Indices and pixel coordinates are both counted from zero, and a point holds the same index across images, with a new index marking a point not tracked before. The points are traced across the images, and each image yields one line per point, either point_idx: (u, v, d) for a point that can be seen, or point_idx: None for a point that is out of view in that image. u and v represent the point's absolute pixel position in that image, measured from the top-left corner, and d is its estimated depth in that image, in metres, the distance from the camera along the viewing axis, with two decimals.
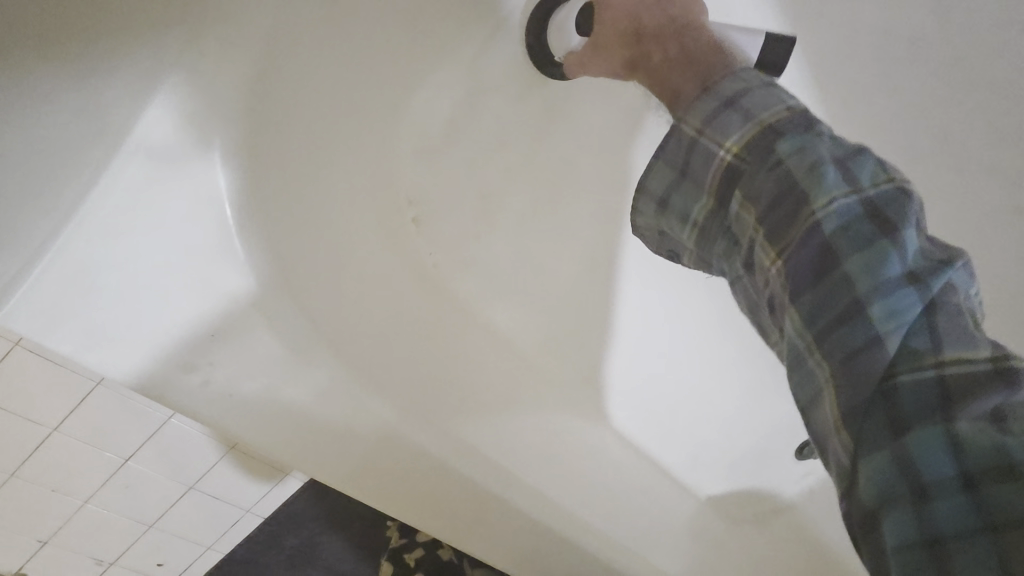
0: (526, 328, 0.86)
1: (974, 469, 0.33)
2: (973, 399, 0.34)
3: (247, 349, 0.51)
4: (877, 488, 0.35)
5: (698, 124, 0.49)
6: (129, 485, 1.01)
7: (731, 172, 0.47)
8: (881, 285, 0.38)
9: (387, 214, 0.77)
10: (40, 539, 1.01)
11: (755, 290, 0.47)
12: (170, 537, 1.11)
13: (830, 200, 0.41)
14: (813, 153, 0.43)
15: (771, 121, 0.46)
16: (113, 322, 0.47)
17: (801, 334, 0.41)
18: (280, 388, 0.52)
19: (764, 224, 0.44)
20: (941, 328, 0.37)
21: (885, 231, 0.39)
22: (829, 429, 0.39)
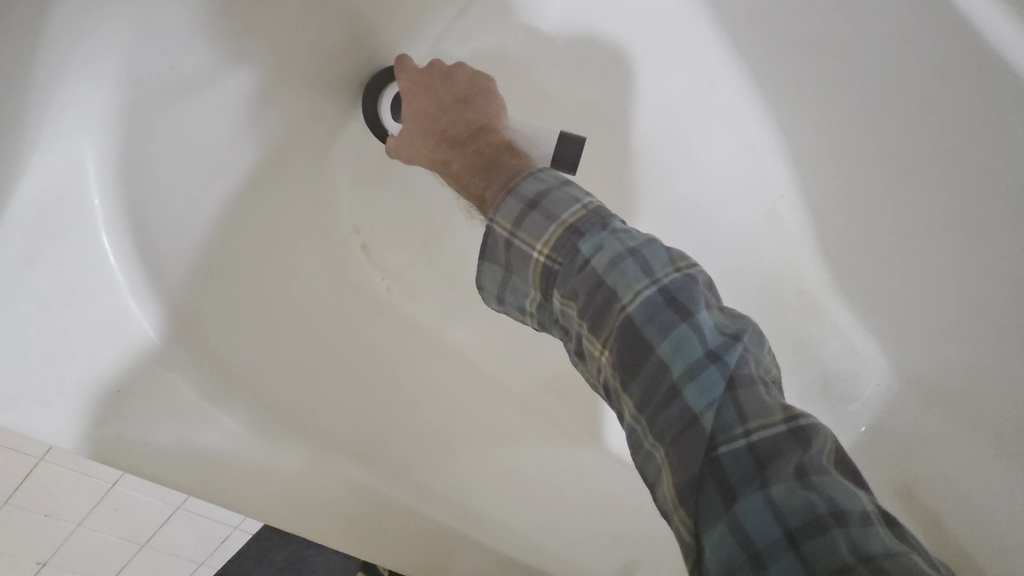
0: (487, 347, 0.84)
1: (795, 529, 0.36)
2: (783, 460, 0.38)
3: (162, 400, 0.53)
4: (721, 564, 0.37)
5: (509, 227, 0.48)
6: (119, 509, 0.89)
7: (546, 271, 0.47)
8: (691, 368, 0.42)
9: (333, 245, 0.78)
10: (39, 562, 0.93)
11: (592, 376, 0.48)
12: (167, 554, 1.02)
13: (635, 294, 0.44)
14: (611, 250, 0.46)
15: (571, 221, 0.47)
16: (21, 385, 0.48)
17: (636, 419, 0.43)
18: (195, 435, 0.53)
19: (589, 318, 0.45)
20: (744, 400, 0.41)
21: (683, 315, 0.44)
22: (670, 510, 0.40)
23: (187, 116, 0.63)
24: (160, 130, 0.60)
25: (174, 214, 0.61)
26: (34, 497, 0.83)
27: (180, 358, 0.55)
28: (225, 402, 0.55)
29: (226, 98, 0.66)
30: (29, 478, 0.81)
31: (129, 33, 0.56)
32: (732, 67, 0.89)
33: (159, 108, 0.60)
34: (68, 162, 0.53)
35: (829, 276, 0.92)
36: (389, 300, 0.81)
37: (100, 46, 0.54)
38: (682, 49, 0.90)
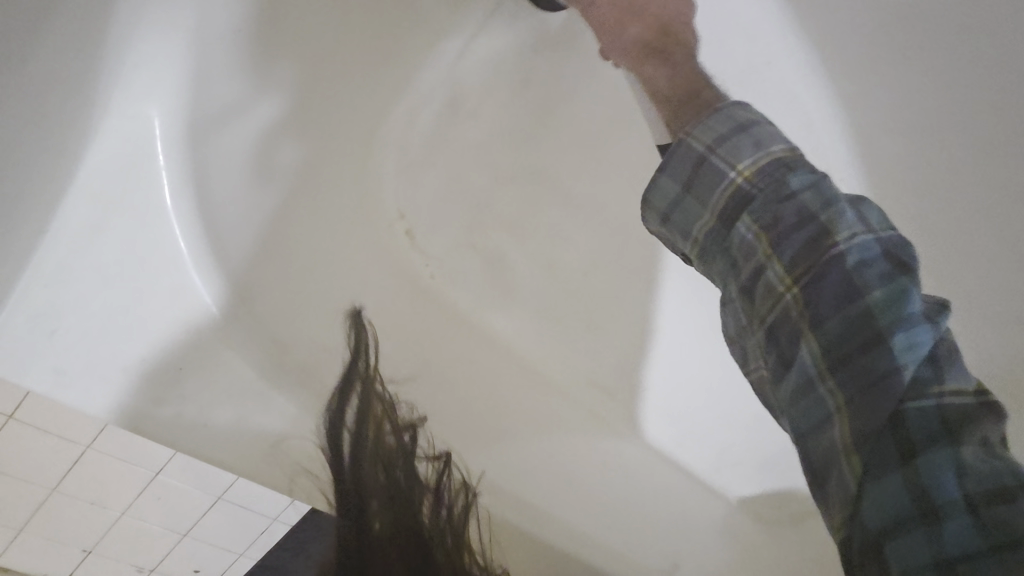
0: (532, 337, 0.82)
1: (982, 496, 0.28)
2: (977, 429, 0.29)
3: (219, 384, 0.55)
4: (882, 516, 0.30)
5: (710, 143, 0.41)
6: (164, 496, 0.89)
7: (735, 195, 0.39)
8: (902, 317, 0.32)
9: (377, 231, 0.77)
10: (84, 550, 0.94)
11: (745, 318, 0.39)
12: (205, 546, 1.00)
13: (850, 232, 0.35)
14: (828, 187, 0.36)
15: (784, 156, 0.39)
16: (79, 364, 0.48)
17: (812, 359, 0.34)
18: (250, 417, 0.55)
19: (774, 245, 0.37)
20: (952, 363, 0.31)
21: (901, 266, 0.33)
22: (834, 459, 0.33)
23: (224, 125, 0.62)
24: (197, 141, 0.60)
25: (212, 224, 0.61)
26: (83, 483, 0.84)
27: (235, 343, 0.58)
28: None
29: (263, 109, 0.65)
30: (78, 464, 0.81)
31: (190, 26, 0.59)
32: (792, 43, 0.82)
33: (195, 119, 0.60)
34: (123, 144, 0.55)
35: None
36: (435, 289, 0.79)
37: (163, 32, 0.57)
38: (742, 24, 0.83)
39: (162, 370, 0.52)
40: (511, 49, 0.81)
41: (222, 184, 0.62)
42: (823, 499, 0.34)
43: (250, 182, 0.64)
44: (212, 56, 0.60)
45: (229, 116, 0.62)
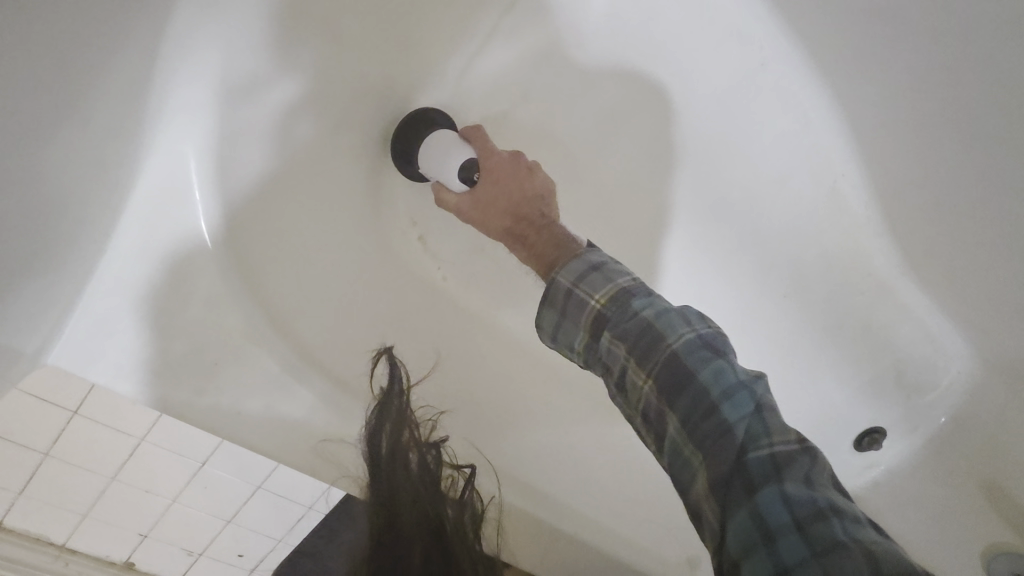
0: (539, 332, 0.87)
1: (802, 516, 0.39)
2: (795, 465, 0.41)
3: (248, 373, 0.58)
4: (740, 544, 0.41)
5: (572, 280, 0.53)
6: (208, 486, 0.98)
7: (597, 317, 0.51)
8: (725, 391, 0.44)
9: (392, 239, 0.83)
10: (140, 533, 1.03)
11: (628, 407, 0.51)
12: (250, 530, 1.10)
13: (679, 336, 0.48)
14: (659, 304, 0.50)
15: (624, 284, 0.52)
16: (99, 347, 0.51)
17: (676, 433, 0.46)
18: (279, 406, 0.58)
19: (633, 351, 0.48)
20: (771, 420, 0.44)
21: (717, 351, 0.47)
22: (702, 505, 0.44)
23: (240, 119, 0.65)
24: (215, 133, 0.62)
25: (230, 212, 0.63)
26: (139, 472, 0.93)
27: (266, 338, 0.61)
28: (300, 379, 0.60)
29: (276, 101, 0.68)
30: (133, 457, 0.91)
31: (225, 24, 0.60)
32: (789, 49, 0.87)
33: (215, 112, 0.62)
34: (175, 159, 0.59)
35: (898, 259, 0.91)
36: (447, 290, 0.85)
37: (196, 47, 0.59)
38: (732, 30, 0.87)
39: (199, 365, 0.55)
40: (513, 63, 0.86)
41: (237, 176, 0.65)
42: (704, 535, 0.45)
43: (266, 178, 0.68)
44: (236, 52, 0.62)
45: (243, 118, 0.65)
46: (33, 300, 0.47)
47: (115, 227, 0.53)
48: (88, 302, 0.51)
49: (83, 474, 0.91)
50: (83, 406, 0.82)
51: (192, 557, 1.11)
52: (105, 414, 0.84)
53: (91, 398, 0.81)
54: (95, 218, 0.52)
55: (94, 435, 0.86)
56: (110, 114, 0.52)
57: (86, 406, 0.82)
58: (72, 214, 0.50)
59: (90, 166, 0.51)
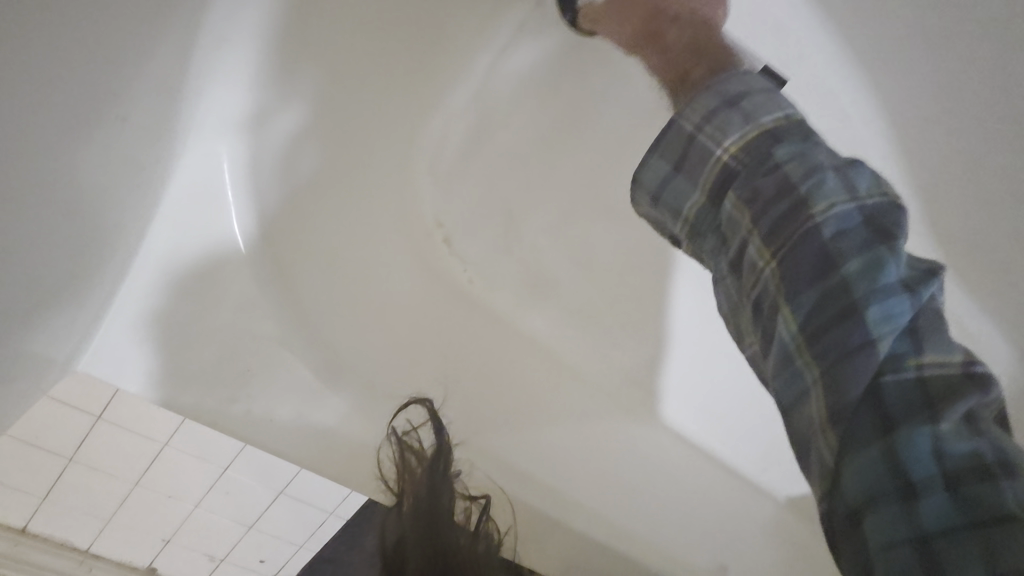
0: (567, 337, 0.85)
1: (955, 470, 0.27)
2: (958, 399, 0.28)
3: (280, 380, 0.57)
4: (858, 490, 0.29)
5: (697, 122, 0.40)
6: (230, 491, 0.96)
7: (722, 172, 0.38)
8: (880, 291, 0.31)
9: (417, 239, 0.81)
10: (164, 538, 1.01)
11: (736, 296, 0.38)
12: (271, 536, 1.07)
13: (829, 203, 0.33)
14: (812, 157, 0.35)
15: (772, 124, 0.37)
16: (127, 355, 0.50)
17: (792, 337, 0.33)
18: (311, 414, 0.56)
19: (754, 216, 0.36)
20: (924, 332, 0.30)
21: (881, 235, 0.32)
22: (811, 436, 0.32)
23: (260, 136, 0.67)
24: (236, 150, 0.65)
25: (255, 224, 0.65)
26: (161, 478, 0.92)
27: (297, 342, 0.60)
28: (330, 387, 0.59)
29: (297, 112, 0.69)
30: (154, 465, 0.90)
31: (249, 47, 0.64)
32: (828, 35, 0.83)
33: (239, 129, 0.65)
34: (195, 168, 0.62)
35: None
36: (473, 293, 0.83)
37: (226, 67, 0.63)
38: (768, 20, 0.84)
39: (230, 372, 0.55)
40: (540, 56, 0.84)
41: (259, 187, 0.67)
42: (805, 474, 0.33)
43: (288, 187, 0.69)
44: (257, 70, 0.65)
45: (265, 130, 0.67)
46: (75, 305, 0.48)
47: (148, 231, 0.55)
48: (128, 307, 0.52)
49: (106, 480, 0.89)
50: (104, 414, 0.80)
51: (214, 564, 1.07)
52: (128, 420, 0.82)
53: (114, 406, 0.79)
54: (132, 221, 0.53)
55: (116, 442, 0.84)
56: (153, 124, 0.54)
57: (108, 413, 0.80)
58: (117, 219, 0.51)
59: (136, 171, 0.53)
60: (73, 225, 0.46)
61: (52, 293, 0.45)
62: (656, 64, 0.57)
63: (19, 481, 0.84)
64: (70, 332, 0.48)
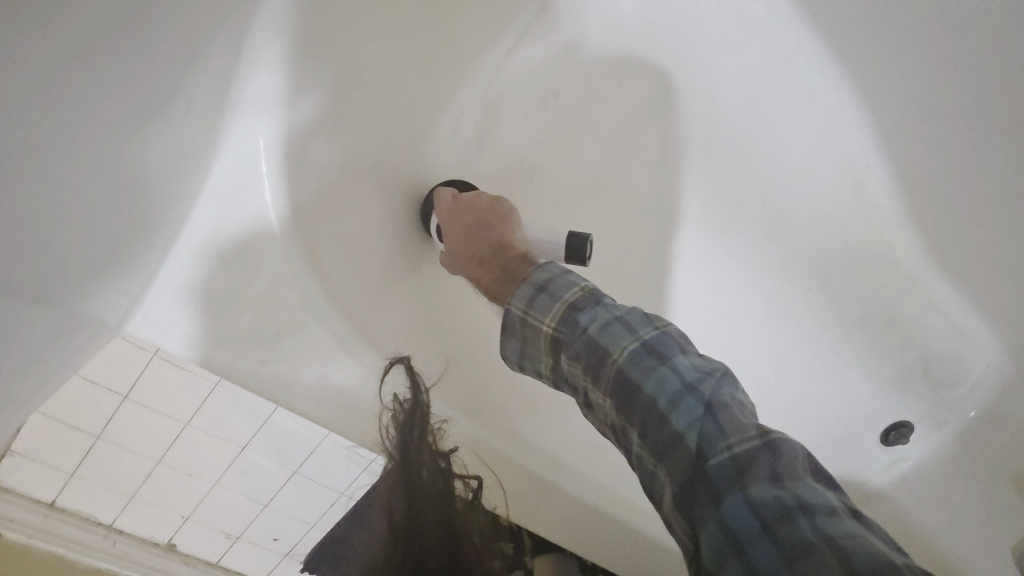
0: None
1: (768, 519, 0.38)
2: (756, 464, 0.40)
3: (305, 344, 0.62)
4: (714, 558, 0.39)
5: (523, 308, 0.56)
6: (247, 469, 0.93)
7: (552, 340, 0.54)
8: (674, 406, 0.44)
9: (427, 226, 0.87)
10: (182, 515, 0.96)
11: (603, 424, 0.51)
12: (286, 516, 1.02)
13: (623, 348, 0.48)
14: (602, 318, 0.51)
15: (571, 300, 0.54)
16: (172, 320, 0.56)
17: (640, 451, 0.46)
18: (331, 375, 0.62)
19: (588, 371, 0.50)
20: (725, 420, 0.43)
21: (661, 358, 0.47)
22: (672, 524, 0.43)
23: (291, 115, 0.68)
24: (272, 129, 0.66)
25: (291, 201, 0.67)
26: (185, 453, 0.88)
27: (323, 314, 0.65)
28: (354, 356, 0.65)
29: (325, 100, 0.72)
30: (179, 440, 0.86)
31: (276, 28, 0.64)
32: (817, 44, 0.88)
33: (274, 109, 0.66)
34: (245, 138, 0.64)
35: (922, 254, 0.92)
36: None
37: (257, 48, 0.63)
38: (757, 26, 0.89)
39: (262, 339, 0.60)
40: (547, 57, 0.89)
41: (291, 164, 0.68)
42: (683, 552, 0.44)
43: (315, 167, 0.72)
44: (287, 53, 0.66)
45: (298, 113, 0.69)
46: (122, 278, 0.53)
47: (192, 207, 0.58)
48: (173, 280, 0.56)
49: (127, 456, 0.86)
50: (131, 391, 0.78)
51: (231, 541, 1.02)
52: (151, 398, 0.80)
53: (143, 379, 0.77)
54: (175, 198, 0.57)
55: (139, 420, 0.82)
56: (190, 113, 0.56)
57: (136, 390, 0.78)
58: (157, 202, 0.54)
59: (175, 153, 0.56)
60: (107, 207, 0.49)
61: (98, 270, 0.50)
62: (489, 293, 0.69)
63: (44, 456, 0.82)
64: (120, 297, 0.53)
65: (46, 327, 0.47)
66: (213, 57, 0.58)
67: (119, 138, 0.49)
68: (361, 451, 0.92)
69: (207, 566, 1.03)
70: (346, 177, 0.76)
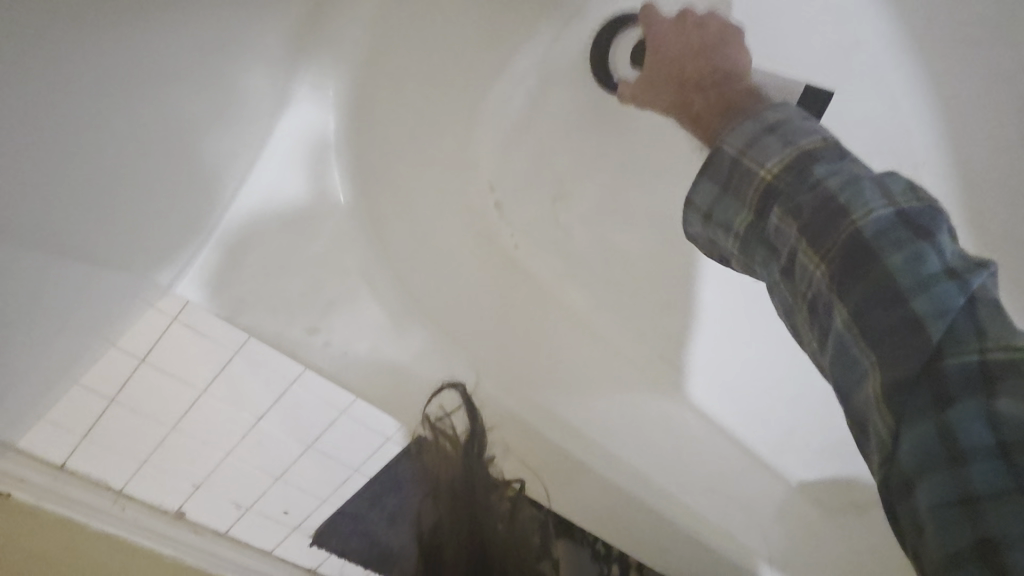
0: (608, 307, 0.88)
1: (1014, 443, 0.32)
2: (1021, 379, 0.33)
3: (357, 318, 0.60)
4: (916, 460, 0.34)
5: (741, 146, 0.48)
6: (262, 442, 0.82)
7: (765, 190, 0.46)
8: (923, 281, 0.36)
9: (471, 199, 0.83)
10: (193, 485, 0.80)
11: (789, 296, 0.44)
12: (298, 490, 0.88)
13: (868, 207, 0.39)
14: (848, 172, 0.41)
15: (809, 147, 0.45)
16: (221, 285, 0.55)
17: (844, 326, 0.38)
18: (381, 349, 0.60)
19: (804, 227, 0.41)
20: (990, 320, 0.35)
21: (919, 232, 0.37)
22: (869, 413, 0.37)
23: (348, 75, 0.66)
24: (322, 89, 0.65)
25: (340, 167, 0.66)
26: (202, 419, 0.77)
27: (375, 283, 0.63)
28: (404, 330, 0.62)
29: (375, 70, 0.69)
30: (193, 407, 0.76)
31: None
32: (885, 28, 0.82)
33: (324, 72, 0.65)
34: (308, 112, 0.64)
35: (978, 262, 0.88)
36: (518, 258, 0.85)
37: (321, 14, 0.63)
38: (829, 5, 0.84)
39: (309, 310, 0.58)
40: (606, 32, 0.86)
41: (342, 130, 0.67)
42: (864, 451, 0.38)
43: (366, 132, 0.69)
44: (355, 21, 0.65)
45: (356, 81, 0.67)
46: (175, 242, 0.52)
47: (251, 167, 0.58)
48: (213, 242, 0.55)
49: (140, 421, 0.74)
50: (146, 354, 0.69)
51: (240, 513, 0.85)
52: (171, 360, 0.72)
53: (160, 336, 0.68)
54: (229, 162, 0.56)
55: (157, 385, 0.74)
56: (243, 75, 0.55)
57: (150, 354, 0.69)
58: (214, 167, 0.55)
59: (229, 114, 0.55)
60: (178, 159, 0.51)
61: (148, 232, 0.50)
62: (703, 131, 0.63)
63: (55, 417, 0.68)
64: (171, 259, 0.53)
65: (106, 282, 0.47)
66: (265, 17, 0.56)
67: (187, 89, 0.50)
68: (381, 426, 0.87)
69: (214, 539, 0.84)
70: (395, 142, 0.73)
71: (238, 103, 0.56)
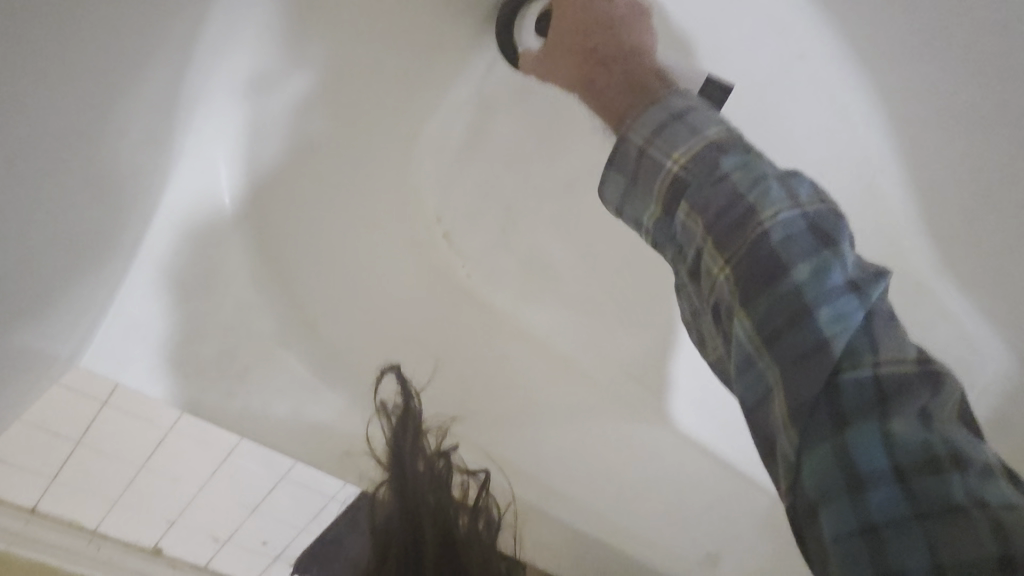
0: (567, 330, 0.85)
1: (906, 463, 0.31)
2: (908, 396, 0.32)
3: (276, 379, 0.60)
4: (816, 484, 0.33)
5: (646, 136, 0.45)
6: (234, 476, 0.78)
7: (674, 182, 0.43)
8: (827, 293, 0.35)
9: (415, 232, 0.82)
10: (167, 520, 0.81)
11: (700, 300, 0.42)
12: (274, 519, 0.85)
13: (774, 211, 0.38)
14: (756, 170, 0.40)
15: (716, 138, 0.42)
16: (126, 354, 0.54)
17: (748, 339, 0.37)
18: (305, 409, 0.60)
19: (713, 231, 0.39)
20: (879, 331, 0.34)
21: (825, 241, 0.36)
22: (775, 430, 0.36)
23: (253, 96, 0.66)
24: (218, 111, 0.64)
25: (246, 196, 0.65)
26: (168, 461, 0.75)
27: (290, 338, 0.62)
28: (326, 383, 0.61)
29: (289, 92, 0.68)
30: (158, 448, 0.73)
31: (250, 24, 0.64)
32: (826, 44, 0.82)
33: (229, 100, 0.64)
34: (206, 135, 0.63)
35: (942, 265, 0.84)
36: (471, 286, 0.84)
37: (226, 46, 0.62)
38: (773, 26, 0.84)
39: (217, 375, 0.57)
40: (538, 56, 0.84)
41: (256, 162, 0.66)
42: (773, 468, 0.37)
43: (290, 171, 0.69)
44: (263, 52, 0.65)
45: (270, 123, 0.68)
46: (82, 309, 0.50)
47: (151, 211, 0.57)
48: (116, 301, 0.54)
49: (107, 462, 0.73)
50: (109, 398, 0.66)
51: (220, 544, 0.85)
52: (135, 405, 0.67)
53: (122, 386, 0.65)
54: (133, 215, 0.54)
55: (115, 428, 0.70)
56: (147, 125, 0.54)
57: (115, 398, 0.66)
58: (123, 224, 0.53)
59: (135, 164, 0.53)
60: (82, 224, 0.48)
61: (60, 306, 0.47)
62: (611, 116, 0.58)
63: (23, 462, 0.70)
64: (76, 329, 0.50)
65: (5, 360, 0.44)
66: (172, 64, 0.55)
67: (104, 147, 0.48)
68: None
69: (195, 571, 0.86)
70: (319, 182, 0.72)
71: (145, 150, 0.54)
